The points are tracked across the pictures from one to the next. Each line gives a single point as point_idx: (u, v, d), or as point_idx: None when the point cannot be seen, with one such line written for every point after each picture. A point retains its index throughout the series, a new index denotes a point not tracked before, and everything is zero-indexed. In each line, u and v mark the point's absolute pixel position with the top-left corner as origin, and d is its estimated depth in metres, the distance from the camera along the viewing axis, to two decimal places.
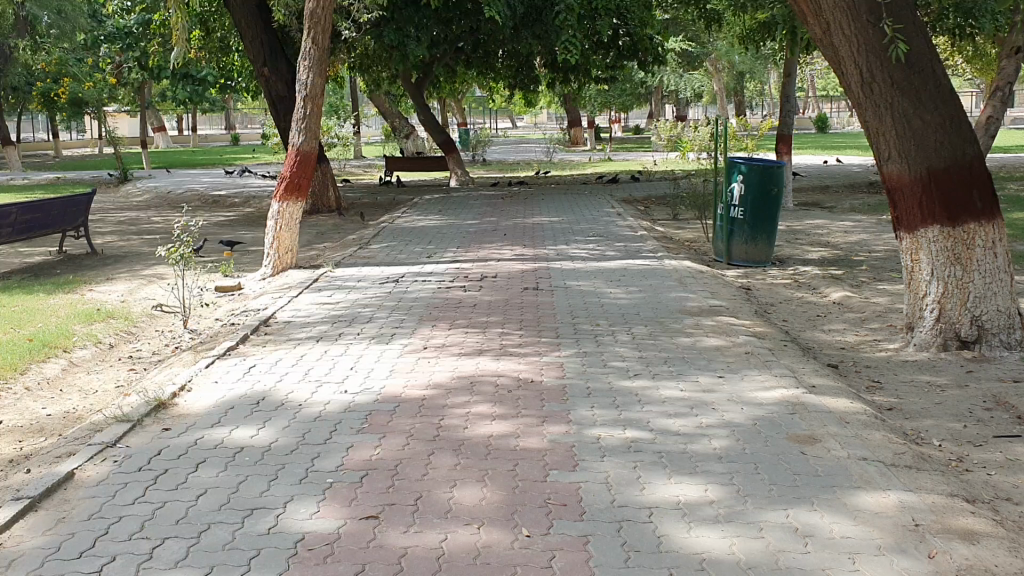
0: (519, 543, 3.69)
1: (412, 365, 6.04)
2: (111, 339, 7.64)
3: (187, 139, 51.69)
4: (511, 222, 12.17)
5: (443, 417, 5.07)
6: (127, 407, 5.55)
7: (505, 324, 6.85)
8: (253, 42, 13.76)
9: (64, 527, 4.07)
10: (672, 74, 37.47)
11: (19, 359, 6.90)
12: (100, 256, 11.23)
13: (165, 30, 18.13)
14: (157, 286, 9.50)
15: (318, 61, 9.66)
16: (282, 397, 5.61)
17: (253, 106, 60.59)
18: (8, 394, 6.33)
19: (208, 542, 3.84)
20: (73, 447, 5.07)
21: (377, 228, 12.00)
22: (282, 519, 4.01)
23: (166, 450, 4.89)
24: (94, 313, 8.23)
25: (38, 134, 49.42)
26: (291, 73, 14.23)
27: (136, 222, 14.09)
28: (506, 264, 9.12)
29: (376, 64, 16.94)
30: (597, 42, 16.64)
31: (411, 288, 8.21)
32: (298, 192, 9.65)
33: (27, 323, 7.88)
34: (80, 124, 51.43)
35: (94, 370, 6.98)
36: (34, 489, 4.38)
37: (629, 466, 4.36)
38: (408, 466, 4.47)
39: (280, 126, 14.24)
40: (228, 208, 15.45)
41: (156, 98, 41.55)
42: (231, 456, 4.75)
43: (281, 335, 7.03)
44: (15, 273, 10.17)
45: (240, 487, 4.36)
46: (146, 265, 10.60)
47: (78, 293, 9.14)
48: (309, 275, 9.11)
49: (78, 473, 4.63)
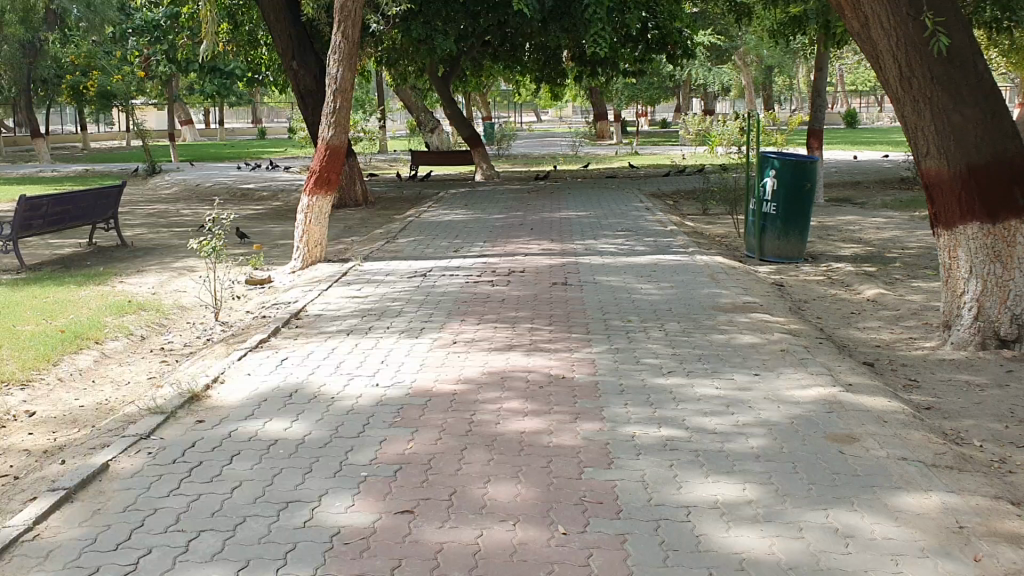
0: (556, 540, 3.66)
1: (441, 359, 6.02)
2: (143, 331, 7.69)
3: (215, 133, 51.94)
4: (539, 216, 12.13)
5: (475, 412, 5.05)
6: (161, 400, 5.58)
7: (535, 320, 6.82)
8: (282, 36, 13.72)
9: (100, 519, 4.09)
10: (701, 67, 37.20)
11: (52, 350, 6.95)
12: (131, 248, 11.31)
13: (193, 24, 18.19)
14: (187, 278, 9.55)
15: (348, 54, 9.59)
16: (314, 390, 5.61)
17: (279, 100, 60.80)
18: (41, 386, 6.39)
19: (244, 535, 3.84)
20: (107, 438, 5.11)
21: (404, 222, 11.98)
22: (316, 512, 4.00)
23: (200, 442, 4.90)
24: (126, 305, 8.27)
25: (66, 127, 49.74)
26: (319, 66, 14.22)
27: (164, 214, 14.14)
28: (535, 259, 9.09)
29: (403, 58, 16.93)
30: (625, 35, 16.55)
31: (438, 283, 8.18)
32: (328, 186, 9.64)
33: (60, 315, 7.93)
34: (110, 119, 51.77)
35: (127, 362, 7.02)
36: (69, 481, 4.42)
37: (665, 465, 4.32)
38: (441, 461, 4.45)
39: (308, 119, 14.24)
40: (255, 202, 15.51)
41: (186, 92, 41.75)
42: (265, 448, 4.75)
43: (311, 328, 7.03)
44: (47, 265, 10.24)
45: (275, 480, 4.36)
46: (176, 258, 10.65)
47: (108, 284, 9.20)
48: (337, 269, 9.11)
49: (112, 465, 4.66)
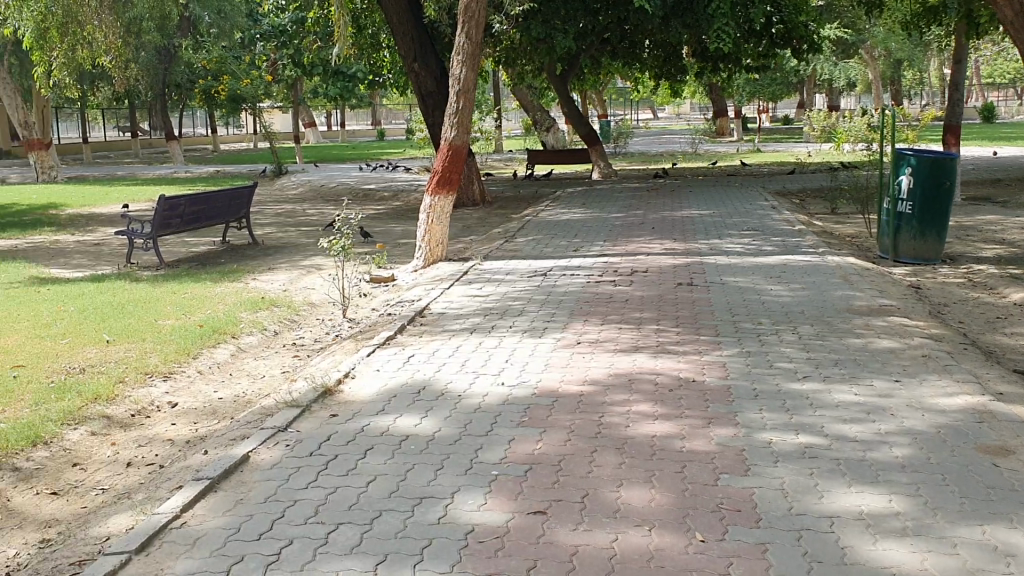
0: (694, 547, 3.58)
1: (567, 359, 5.99)
2: (275, 326, 7.93)
3: (337, 134, 53.32)
4: (660, 215, 11.97)
5: (604, 414, 5.00)
6: (295, 394, 5.74)
7: (661, 321, 6.72)
8: (404, 38, 13.94)
9: (243, 508, 4.22)
10: (826, 62, 36.02)
11: (192, 344, 7.24)
12: (261, 247, 11.70)
13: (318, 28, 18.68)
14: (315, 276, 9.81)
15: (471, 55, 9.65)
16: (442, 387, 5.67)
17: (398, 101, 61.96)
18: (183, 377, 6.66)
19: (381, 529, 3.90)
20: (246, 431, 5.29)
21: (524, 221, 12.01)
22: (450, 509, 4.03)
23: (334, 436, 5.01)
24: (259, 301, 8.56)
25: (198, 130, 51.92)
26: (440, 67, 14.39)
27: (292, 214, 14.58)
28: (658, 258, 8.96)
29: (521, 57, 16.99)
30: (749, 30, 16.17)
31: (561, 282, 8.16)
32: (450, 187, 9.73)
33: (198, 310, 8.26)
34: (238, 121, 53.78)
35: (261, 356, 7.26)
36: (212, 470, 4.58)
37: (804, 473, 4.17)
38: (572, 462, 4.42)
39: (428, 120, 14.44)
40: (378, 202, 15.83)
41: (309, 95, 42.99)
42: (397, 444, 4.82)
43: (436, 326, 7.11)
44: (184, 263, 10.69)
45: (408, 476, 4.42)
46: (304, 256, 10.96)
47: (241, 281, 9.54)
48: (458, 267, 9.20)
49: (252, 456, 4.81)
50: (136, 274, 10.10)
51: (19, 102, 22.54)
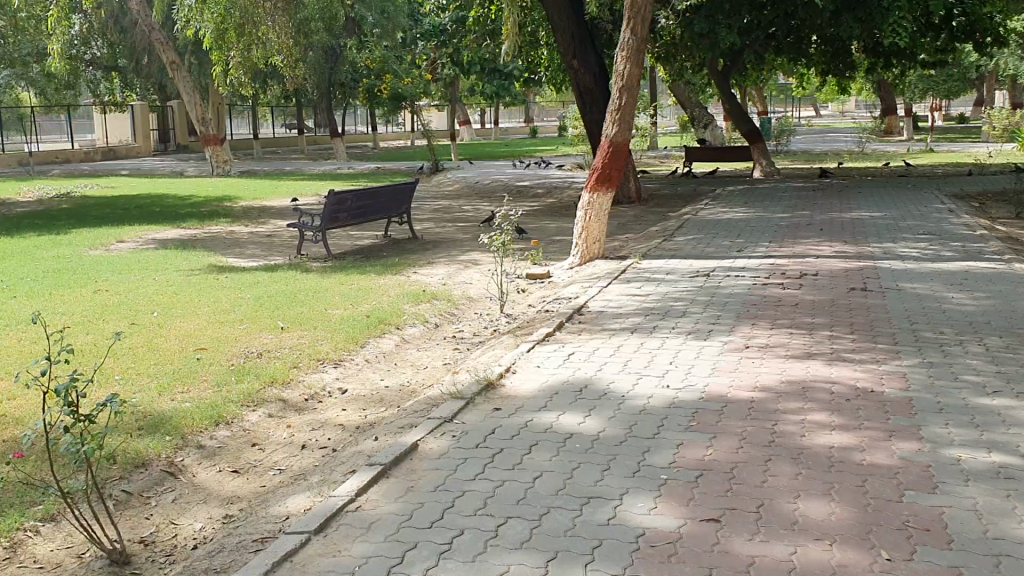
0: (880, 566, 3.41)
1: (734, 364, 5.84)
2: (437, 319, 8.10)
3: (491, 132, 54.11)
4: (827, 216, 11.54)
5: (777, 422, 4.84)
6: (460, 386, 5.83)
7: (833, 327, 6.46)
8: (565, 36, 13.98)
9: (414, 496, 4.31)
10: (1010, 56, 33.79)
11: (359, 333, 7.48)
12: (421, 241, 12.00)
13: (479, 27, 18.99)
14: (473, 271, 9.97)
15: (636, 51, 9.58)
16: (605, 387, 5.64)
17: (551, 99, 62.28)
18: (351, 365, 6.90)
19: (550, 526, 3.90)
20: (414, 420, 5.41)
21: (683, 220, 11.83)
22: (620, 511, 3.99)
23: (499, 430, 5.05)
24: (420, 294, 8.76)
25: (359, 127, 53.81)
26: (599, 64, 14.36)
27: (449, 210, 14.88)
28: (826, 261, 8.63)
29: (682, 53, 16.74)
30: (927, 23, 15.37)
31: (724, 284, 7.98)
32: (609, 183, 9.65)
33: (363, 301, 8.54)
34: (397, 119, 55.38)
35: (423, 348, 7.43)
36: (384, 457, 4.71)
37: (1000, 495, 3.91)
38: (745, 470, 4.30)
39: (586, 117, 14.43)
40: (533, 198, 15.95)
41: (466, 92, 43.80)
42: (562, 441, 4.82)
43: (596, 324, 7.08)
44: (349, 255, 11.08)
45: (575, 474, 4.41)
46: (463, 251, 11.16)
47: (403, 274, 9.79)
48: (616, 266, 9.14)
49: (421, 445, 4.91)
50: (305, 265, 10.54)
51: (198, 100, 23.96)
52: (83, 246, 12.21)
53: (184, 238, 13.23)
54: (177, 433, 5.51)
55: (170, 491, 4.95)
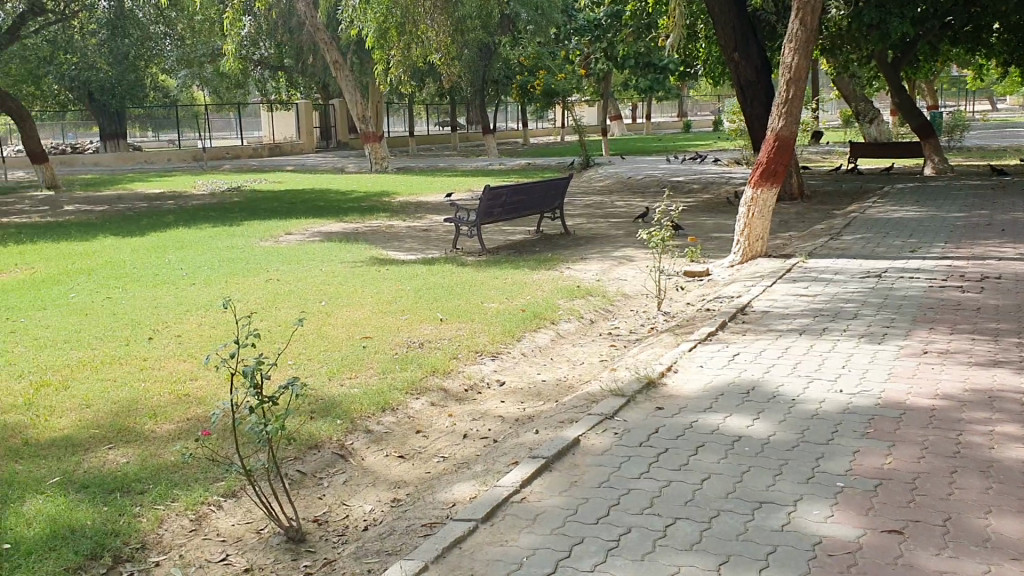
0: None
1: (912, 369, 5.56)
2: (592, 315, 8.08)
3: (642, 127, 53.67)
4: (1008, 216, 10.85)
5: (962, 433, 4.57)
6: (621, 383, 5.80)
7: (1021, 335, 6.06)
8: (726, 29, 13.69)
9: (579, 491, 4.31)
10: None
11: (516, 326, 7.55)
12: (574, 236, 12.01)
13: (635, 21, 18.84)
14: (628, 267, 9.90)
15: (804, 42, 9.24)
16: (772, 389, 5.47)
17: (705, 93, 61.17)
18: (508, 358, 6.98)
19: (720, 529, 3.81)
20: (575, 415, 5.42)
21: (848, 218, 11.38)
22: (794, 517, 3.87)
23: (663, 429, 4.99)
24: (575, 289, 8.76)
25: (511, 123, 54.46)
26: (761, 57, 13.99)
27: (602, 205, 14.84)
28: (1009, 264, 8.12)
29: (849, 44, 16.10)
30: None
31: (897, 285, 7.61)
32: (774, 178, 9.38)
33: (519, 295, 8.61)
34: (548, 115, 55.70)
35: (578, 343, 7.43)
36: (547, 450, 4.73)
37: None
38: (928, 481, 4.09)
39: (746, 110, 14.10)
40: (687, 194, 15.70)
41: (618, 88, 43.59)
42: (730, 443, 4.71)
43: (760, 324, 6.89)
44: (503, 249, 11.21)
45: (744, 478, 4.30)
46: (616, 247, 11.10)
47: (557, 269, 9.82)
48: (779, 264, 8.87)
49: (583, 440, 4.91)
50: (460, 258, 10.74)
51: (358, 98, 24.86)
52: (253, 238, 12.86)
53: (346, 231, 13.73)
54: (346, 417, 5.70)
55: (340, 473, 5.11)
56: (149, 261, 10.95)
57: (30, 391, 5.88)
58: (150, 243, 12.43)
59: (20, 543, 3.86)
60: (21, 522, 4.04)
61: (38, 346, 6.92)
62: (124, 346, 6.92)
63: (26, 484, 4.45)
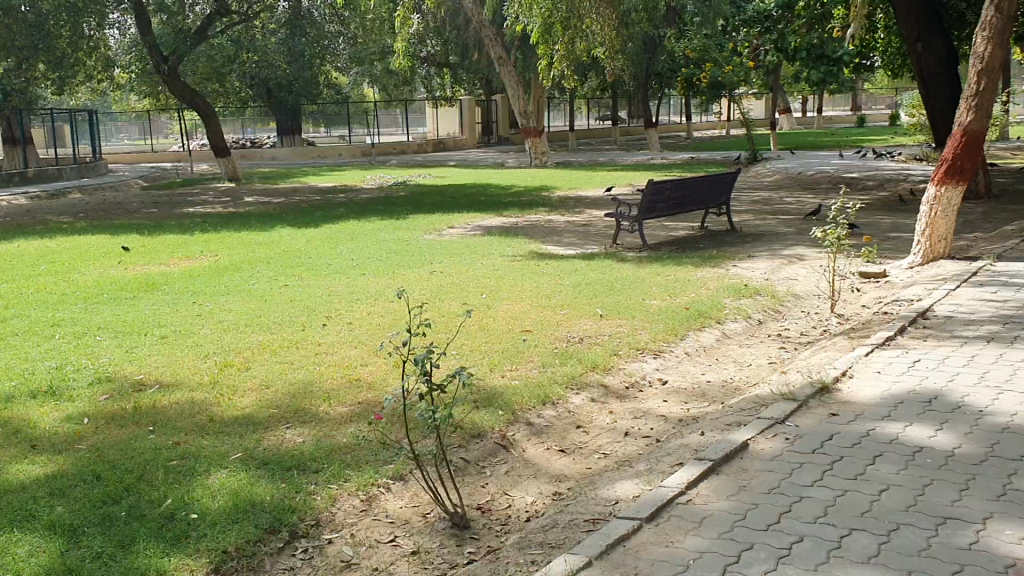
0: None
1: None
2: (760, 315, 7.86)
3: (812, 121, 51.79)
4: None
5: None
6: (791, 387, 5.61)
7: None
8: (908, 17, 12.99)
9: (747, 496, 4.20)
10: None
11: (679, 325, 7.44)
12: (740, 233, 11.72)
13: (808, 11, 18.16)
14: (797, 266, 9.57)
15: (998, 30, 8.63)
16: (957, 400, 5.16)
17: (882, 85, 58.36)
18: (671, 356, 6.88)
19: (901, 544, 3.63)
20: (743, 418, 5.28)
21: None
22: (983, 537, 3.63)
23: (837, 436, 4.79)
24: (742, 288, 8.54)
25: (674, 117, 53.73)
26: (947, 46, 13.20)
27: (769, 202, 14.42)
28: None
29: None
30: None
31: None
32: (961, 176, 8.84)
33: (683, 292, 8.47)
34: (714, 109, 54.61)
35: (745, 344, 7.24)
36: (714, 453, 4.63)
37: None
38: None
39: (929, 103, 13.37)
40: (861, 191, 15.02)
41: (789, 81, 42.19)
42: (910, 454, 4.48)
43: (944, 330, 6.50)
44: (666, 245, 11.07)
45: (927, 492, 4.07)
46: (785, 245, 10.75)
47: (722, 267, 9.61)
48: (964, 267, 8.35)
49: (751, 444, 4.78)
50: (623, 254, 10.67)
51: (522, 93, 25.15)
52: (419, 231, 13.22)
53: (508, 225, 13.90)
54: (509, 408, 5.76)
55: (504, 463, 5.17)
56: (321, 251, 11.44)
57: (216, 371, 6.26)
58: (322, 234, 12.99)
59: (207, 514, 4.11)
60: (208, 494, 4.30)
61: (222, 328, 7.36)
62: (300, 332, 7.26)
63: (212, 458, 4.73)
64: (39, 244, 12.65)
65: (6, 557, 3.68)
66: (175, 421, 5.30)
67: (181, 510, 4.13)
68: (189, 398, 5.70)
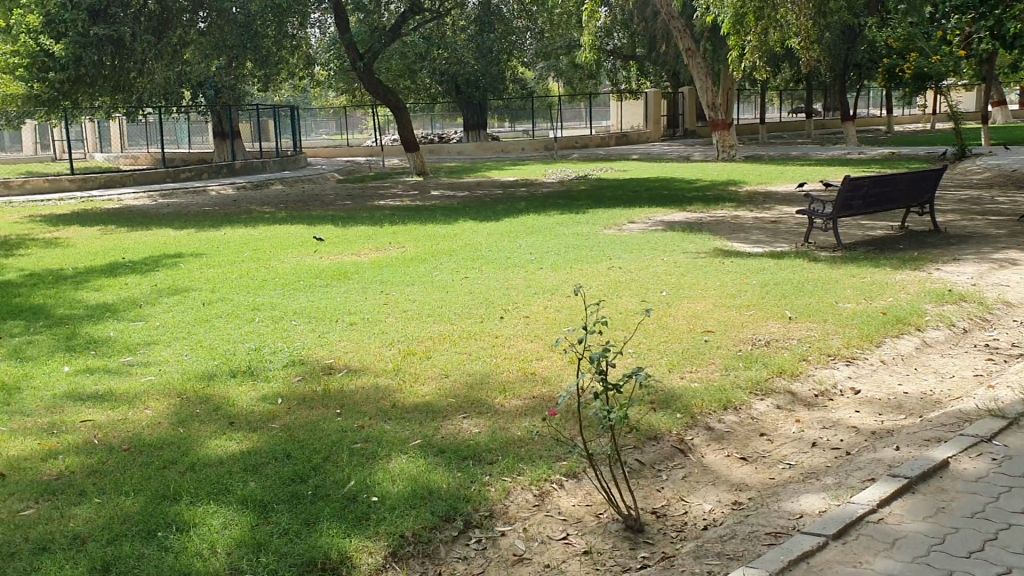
0: None
1: None
2: (965, 323, 7.28)
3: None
4: None
5: None
6: (1001, 403, 5.16)
7: None
8: None
9: (947, 519, 3.87)
10: None
11: (874, 330, 7.00)
12: (945, 234, 10.94)
13: None
14: (1011, 271, 8.82)
15: None
16: None
17: None
18: (864, 364, 6.48)
19: None
20: (943, 434, 4.90)
21: None
22: None
23: None
24: (946, 293, 7.95)
25: (872, 110, 51.07)
26: None
27: (979, 201, 13.39)
28: None
29: None
30: None
31: None
32: None
33: (878, 296, 7.98)
34: (916, 101, 51.53)
35: (948, 353, 6.73)
36: (910, 470, 4.31)
37: None
38: None
39: None
40: None
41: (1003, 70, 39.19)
42: None
43: None
44: (861, 245, 10.49)
45: None
46: (997, 248, 9.94)
47: (924, 270, 8.99)
48: None
49: (953, 463, 4.41)
50: (813, 253, 10.18)
51: (710, 86, 24.58)
52: (599, 225, 13.14)
53: (691, 221, 13.59)
54: (688, 411, 5.59)
55: (680, 468, 4.99)
56: (503, 244, 11.59)
57: (399, 358, 6.43)
58: (505, 228, 13.15)
59: (386, 498, 4.20)
60: (387, 478, 4.40)
61: (405, 317, 7.57)
62: (479, 323, 7.35)
63: (392, 443, 4.85)
64: (243, 232, 13.49)
65: (203, 526, 3.90)
66: (360, 405, 5.48)
67: (362, 493, 4.24)
68: (373, 384, 5.88)
